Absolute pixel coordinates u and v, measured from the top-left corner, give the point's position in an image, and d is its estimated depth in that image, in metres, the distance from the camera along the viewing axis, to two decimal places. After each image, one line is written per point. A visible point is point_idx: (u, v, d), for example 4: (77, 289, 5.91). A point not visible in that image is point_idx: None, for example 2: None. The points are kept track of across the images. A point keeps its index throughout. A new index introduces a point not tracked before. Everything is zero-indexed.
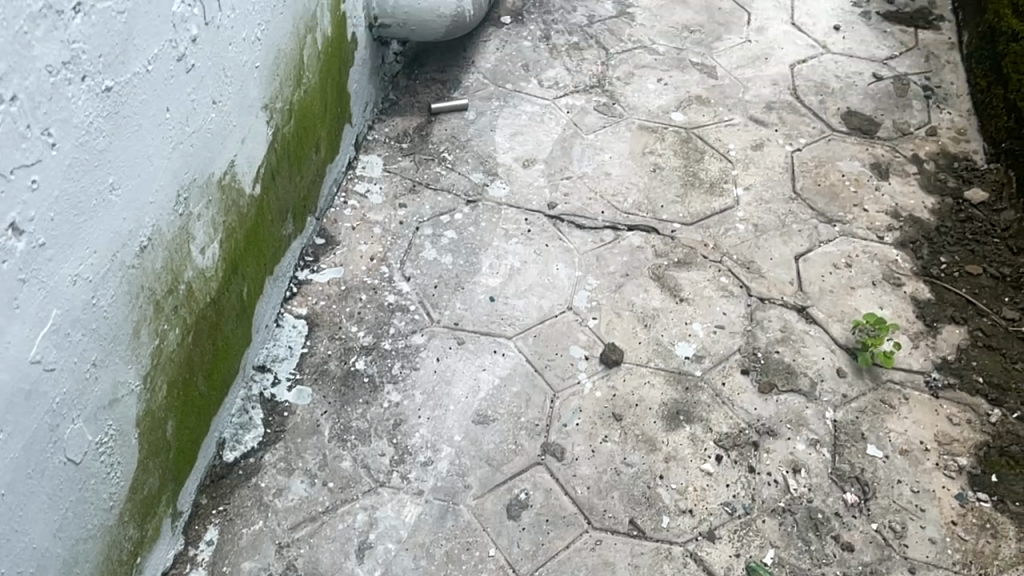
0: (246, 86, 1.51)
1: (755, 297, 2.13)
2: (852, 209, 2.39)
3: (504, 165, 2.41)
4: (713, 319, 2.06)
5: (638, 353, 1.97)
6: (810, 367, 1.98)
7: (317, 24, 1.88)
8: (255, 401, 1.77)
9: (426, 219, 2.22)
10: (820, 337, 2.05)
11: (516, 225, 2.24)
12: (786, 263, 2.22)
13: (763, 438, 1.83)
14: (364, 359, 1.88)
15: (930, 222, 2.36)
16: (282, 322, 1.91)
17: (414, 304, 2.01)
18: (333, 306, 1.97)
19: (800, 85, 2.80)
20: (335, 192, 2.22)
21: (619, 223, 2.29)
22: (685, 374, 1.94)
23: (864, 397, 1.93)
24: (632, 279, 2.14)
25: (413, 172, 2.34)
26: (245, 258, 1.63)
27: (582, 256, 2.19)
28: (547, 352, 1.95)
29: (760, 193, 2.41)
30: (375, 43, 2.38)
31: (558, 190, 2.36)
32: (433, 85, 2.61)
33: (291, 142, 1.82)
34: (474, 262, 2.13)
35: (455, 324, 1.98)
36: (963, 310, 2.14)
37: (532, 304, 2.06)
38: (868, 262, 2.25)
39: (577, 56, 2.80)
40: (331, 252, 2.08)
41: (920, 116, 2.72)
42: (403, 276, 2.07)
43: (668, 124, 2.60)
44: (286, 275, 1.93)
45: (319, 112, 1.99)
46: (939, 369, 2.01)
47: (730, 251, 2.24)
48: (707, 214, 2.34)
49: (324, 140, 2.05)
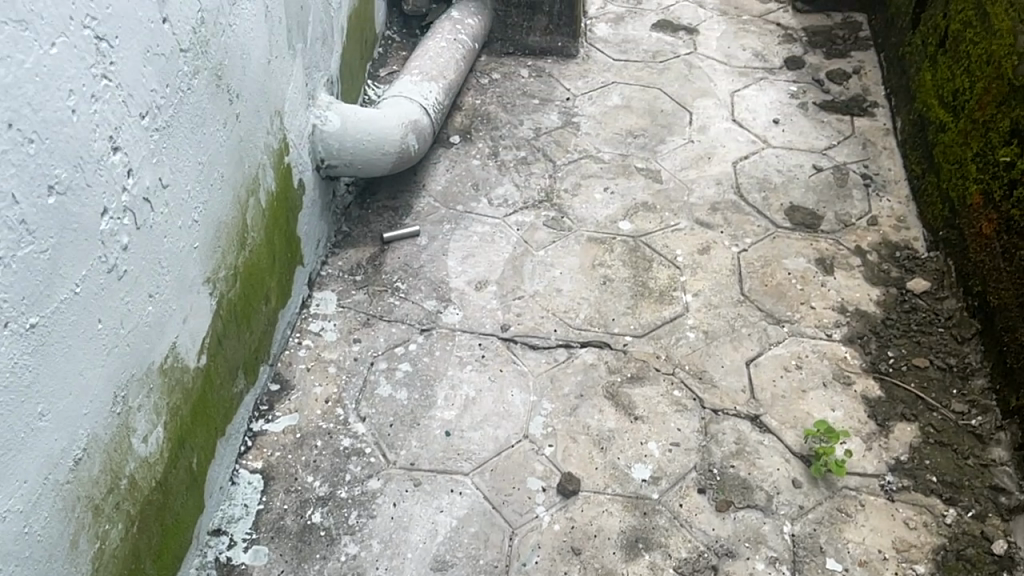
0: (185, 269, 1.55)
1: (709, 409, 2.16)
2: (800, 307, 2.44)
3: (456, 290, 2.46)
4: (668, 436, 2.09)
5: (595, 479, 1.99)
6: (765, 480, 2.00)
7: (260, 185, 1.93)
8: (210, 567, 1.80)
9: (380, 353, 2.26)
10: (774, 447, 2.08)
11: (470, 351, 2.28)
12: (737, 370, 2.26)
13: (722, 561, 1.85)
14: (320, 510, 1.91)
15: (876, 315, 2.41)
16: (238, 478, 1.95)
17: (370, 447, 2.05)
18: (289, 455, 2.01)
19: (743, 183, 2.88)
20: (288, 335, 2.27)
21: (572, 341, 2.33)
22: (643, 497, 1.96)
23: (821, 507, 1.95)
24: (586, 399, 2.17)
25: (366, 305, 2.39)
26: (192, 432, 1.66)
27: (536, 379, 2.22)
28: (504, 487, 1.98)
29: (709, 298, 2.46)
30: (323, 181, 2.44)
31: (511, 310, 2.41)
32: (385, 213, 2.68)
33: (237, 304, 1.85)
34: (429, 395, 2.17)
35: (411, 464, 2.01)
36: (913, 405, 2.17)
37: (488, 435, 2.08)
38: (818, 361, 2.28)
39: (525, 171, 2.89)
40: (286, 398, 2.13)
41: (861, 205, 2.79)
42: (358, 417, 2.11)
43: (616, 234, 2.67)
44: (238, 431, 1.97)
45: (266, 266, 2.03)
46: (894, 471, 2.03)
47: (682, 362, 2.28)
48: (658, 324, 2.38)
49: (273, 291, 2.10)
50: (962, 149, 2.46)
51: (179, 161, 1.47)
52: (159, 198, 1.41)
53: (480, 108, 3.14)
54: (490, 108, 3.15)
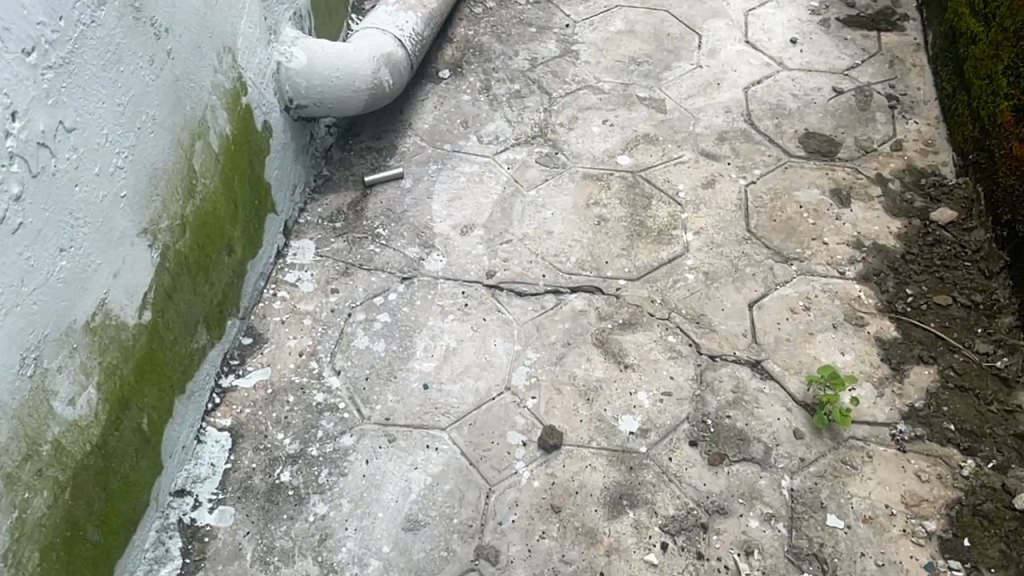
0: (111, 220, 1.44)
1: (705, 356, 2.00)
2: (811, 243, 2.25)
3: (441, 235, 2.32)
4: (660, 387, 1.95)
5: (579, 432, 1.86)
6: (764, 431, 1.85)
7: (209, 128, 1.81)
8: (173, 530, 1.70)
9: (358, 304, 2.14)
10: (775, 395, 1.92)
11: (452, 299, 2.15)
12: (738, 313, 2.09)
13: (713, 518, 1.71)
14: (289, 469, 1.80)
15: (895, 249, 2.21)
16: (205, 437, 1.84)
17: (344, 402, 1.93)
18: (259, 412, 1.90)
19: (754, 109, 2.66)
20: (262, 285, 2.14)
21: (561, 286, 2.18)
22: (630, 451, 1.83)
23: (824, 459, 1.80)
24: (574, 348, 2.04)
25: (346, 253, 2.27)
26: (139, 391, 1.56)
27: (521, 327, 2.09)
28: (482, 442, 1.85)
29: (711, 236, 2.28)
30: (296, 123, 2.31)
31: (498, 255, 2.27)
32: (368, 155, 2.55)
33: (189, 256, 1.74)
34: (408, 347, 2.05)
35: (387, 420, 1.89)
36: (932, 347, 1.99)
37: (467, 387, 1.96)
38: (828, 301, 2.10)
39: (518, 105, 2.71)
40: (258, 352, 2.02)
41: (884, 129, 2.56)
42: (333, 370, 1.99)
43: (614, 169, 2.49)
44: (205, 388, 1.87)
45: (227, 213, 1.91)
46: (907, 419, 1.86)
47: (678, 305, 2.12)
48: (655, 265, 2.22)
49: (237, 240, 1.98)
50: (993, 62, 2.21)
51: (86, 102, 1.35)
52: (62, 142, 1.29)
53: (473, 40, 2.95)
54: (484, 39, 2.95)
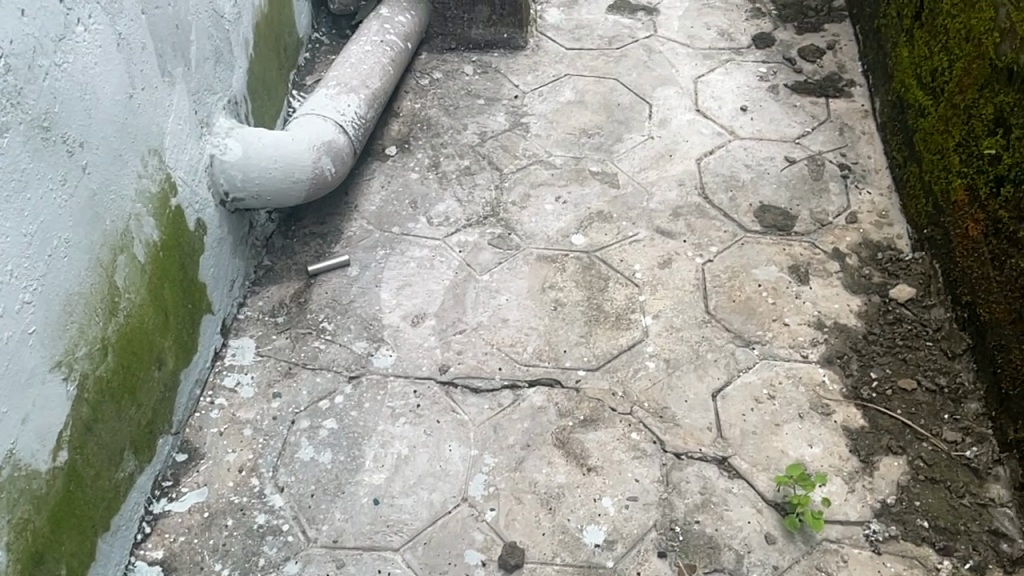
0: (19, 360, 1.31)
1: (670, 454, 1.92)
2: (772, 325, 2.19)
3: (390, 327, 2.21)
4: (624, 491, 1.85)
5: (542, 548, 1.76)
6: (734, 537, 1.76)
7: (133, 238, 1.68)
8: None
9: (303, 409, 2.01)
10: (744, 495, 1.84)
11: (403, 400, 2.04)
12: (702, 405, 2.02)
13: None
14: None
15: (857, 329, 2.16)
16: (133, 572, 1.69)
17: (288, 523, 1.79)
18: (194, 539, 1.75)
19: (708, 181, 2.61)
20: (197, 394, 2.01)
21: (518, 379, 2.08)
22: (596, 566, 1.73)
23: (798, 567, 1.71)
24: (534, 450, 1.93)
25: (289, 352, 2.14)
26: (55, 542, 1.40)
27: (477, 429, 1.98)
28: (438, 563, 1.74)
29: (671, 320, 2.21)
30: (233, 216, 2.19)
31: (451, 347, 2.17)
32: (312, 241, 2.43)
33: (114, 380, 1.60)
34: (357, 457, 1.92)
35: (335, 542, 1.76)
36: (900, 436, 1.92)
37: (421, 500, 1.84)
38: (792, 388, 2.04)
39: (468, 183, 2.63)
40: (194, 471, 1.87)
41: (839, 200, 2.53)
42: (276, 487, 1.85)
43: (568, 250, 2.42)
44: (132, 518, 1.71)
45: (155, 326, 1.77)
46: (880, 517, 1.78)
47: (640, 398, 2.03)
48: (614, 354, 2.13)
49: (169, 351, 1.84)
50: (943, 138, 2.20)
51: None
52: None
53: (420, 114, 2.87)
54: (431, 113, 2.88)
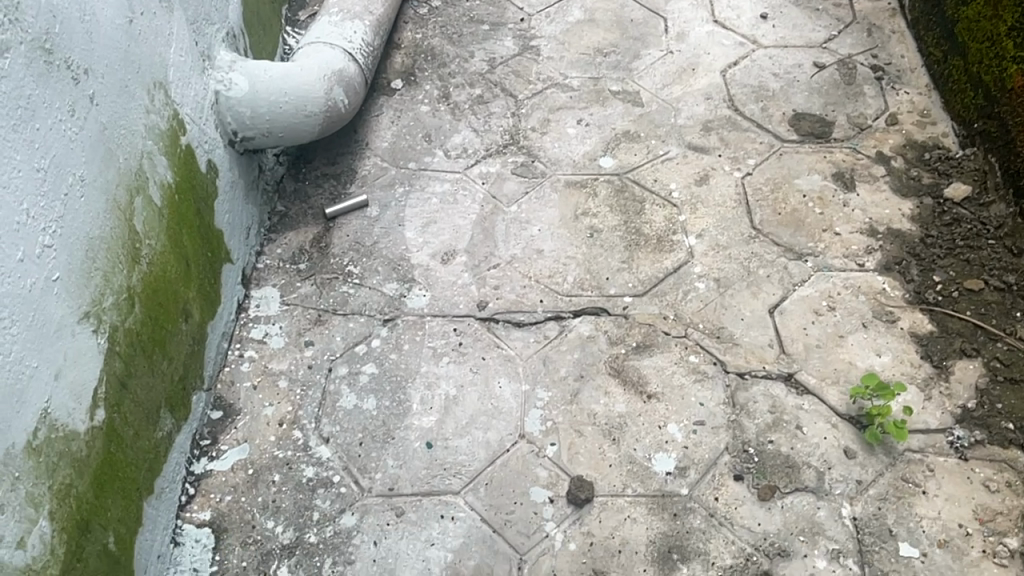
0: (46, 310, 1.19)
1: (733, 374, 1.82)
2: (822, 235, 2.08)
3: (420, 266, 2.08)
4: (690, 415, 1.75)
5: (611, 480, 1.66)
6: (812, 454, 1.67)
7: (147, 179, 1.53)
8: None
9: (339, 356, 1.89)
10: (817, 411, 1.74)
11: (444, 340, 1.92)
12: (760, 322, 1.91)
13: (775, 563, 1.53)
14: (287, 564, 1.56)
15: (913, 233, 2.05)
16: (182, 536, 1.59)
17: (339, 474, 1.68)
18: (242, 498, 1.65)
19: (736, 94, 2.47)
20: (225, 348, 1.88)
21: (562, 310, 1.96)
22: (670, 495, 1.63)
23: (883, 480, 1.63)
24: (589, 382, 1.83)
25: (316, 298, 2.00)
26: (102, 508, 1.29)
27: (527, 364, 1.87)
28: (504, 504, 1.64)
29: (716, 237, 2.09)
30: (243, 158, 2.04)
31: (486, 283, 2.04)
32: (325, 183, 2.28)
33: (142, 333, 1.48)
34: (402, 401, 1.81)
35: (391, 490, 1.66)
36: (973, 338, 1.83)
37: (477, 441, 1.74)
38: (853, 298, 1.93)
39: (483, 112, 2.48)
40: (232, 427, 1.76)
41: (876, 103, 2.40)
42: (321, 438, 1.74)
43: (598, 173, 2.28)
44: (175, 480, 1.60)
45: (178, 275, 1.64)
46: (962, 422, 1.70)
47: (694, 320, 1.93)
48: (661, 277, 2.02)
49: (193, 302, 1.71)
50: (993, 24, 2.08)
51: None
52: None
53: (423, 44, 2.70)
54: (434, 42, 2.71)
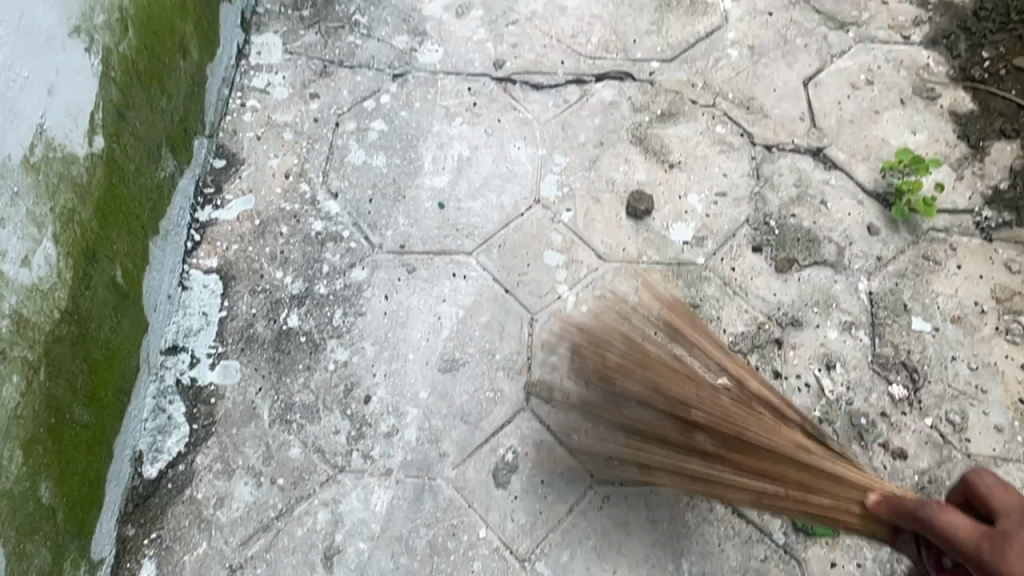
0: (32, 17, 1.08)
1: (760, 147, 1.73)
2: (868, 4, 1.92)
3: (433, 19, 1.92)
4: (712, 187, 1.69)
5: (626, 248, 1.62)
6: (834, 230, 1.63)
7: None
8: (172, 393, 1.46)
9: (346, 110, 1.78)
10: (844, 187, 1.68)
11: (456, 99, 1.81)
12: (793, 95, 1.80)
13: (787, 333, 1.53)
14: (296, 313, 1.55)
15: (966, 5, 1.89)
16: (189, 282, 1.56)
17: (348, 230, 1.64)
18: (249, 248, 1.61)
19: None
20: (225, 96, 1.77)
21: (584, 74, 1.84)
22: (686, 263, 1.60)
23: (903, 258, 1.59)
24: (609, 149, 1.74)
25: (321, 48, 1.86)
26: (107, 239, 1.25)
27: (544, 128, 1.77)
28: (517, 265, 1.61)
29: (754, 2, 1.93)
30: None
31: (503, 40, 1.89)
32: None
33: (138, 63, 1.37)
34: (413, 160, 1.73)
35: (401, 248, 1.63)
36: (1015, 120, 1.74)
37: (490, 203, 1.68)
38: (893, 74, 1.81)
39: None
40: (236, 177, 1.68)
41: None
42: (328, 193, 1.68)
43: None
44: (179, 225, 1.55)
45: (174, 4, 1.50)
46: (991, 203, 1.65)
47: (723, 90, 1.81)
48: (692, 43, 1.88)
49: (191, 38, 1.58)
50: None
51: None
52: None
53: None
54: None
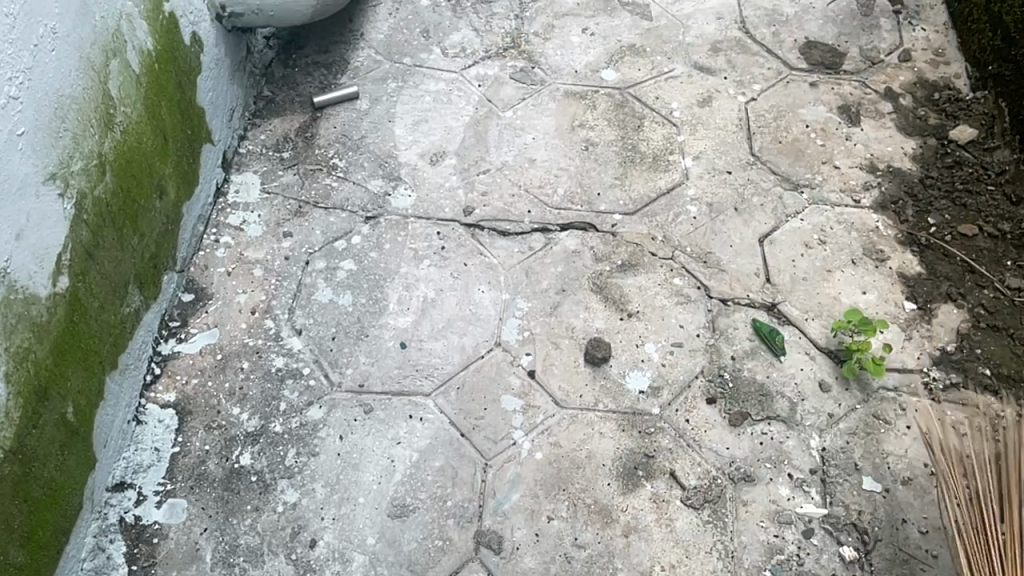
0: (9, 166, 1.14)
1: (716, 300, 1.79)
2: (821, 168, 2.03)
3: (407, 165, 2.01)
4: (669, 336, 1.73)
5: (583, 395, 1.65)
6: (787, 384, 1.66)
7: (126, 42, 1.46)
8: (114, 532, 1.44)
9: (317, 249, 1.84)
10: (796, 342, 1.72)
11: (425, 242, 1.87)
12: (749, 250, 1.87)
13: (739, 488, 1.53)
14: (250, 451, 1.54)
15: (913, 173, 2.01)
16: (145, 416, 1.57)
17: (309, 367, 1.66)
18: (209, 382, 1.62)
19: (749, 16, 2.37)
20: (200, 231, 1.83)
21: (550, 223, 1.92)
22: (641, 412, 1.62)
23: (854, 415, 1.62)
24: (570, 296, 1.80)
25: (298, 188, 1.94)
26: (62, 376, 1.27)
27: (508, 273, 1.83)
28: (473, 408, 1.63)
29: (713, 161, 2.04)
30: (230, 35, 1.95)
31: (474, 188, 1.98)
32: (314, 71, 2.19)
33: (112, 203, 1.42)
34: (379, 300, 1.78)
35: (361, 387, 1.64)
36: (960, 283, 1.81)
37: (452, 345, 1.72)
38: (844, 234, 1.90)
39: (486, 13, 2.37)
40: (203, 311, 1.72)
41: (891, 38, 2.32)
42: (293, 329, 1.71)
43: (599, 85, 2.20)
44: (140, 359, 1.57)
45: (155, 148, 1.58)
46: (939, 364, 1.69)
47: (682, 242, 1.89)
48: (653, 198, 1.97)
49: (169, 178, 1.65)
50: None
51: None
52: None
53: None
54: None
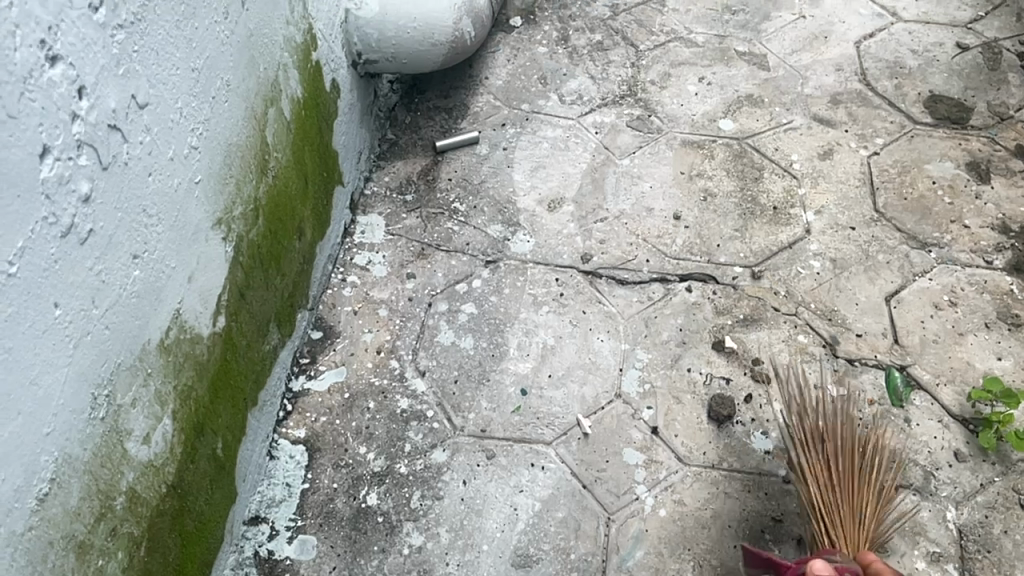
0: (186, 212, 1.19)
1: (842, 360, 1.75)
2: (950, 227, 1.98)
3: (526, 211, 2.03)
4: (795, 396, 1.70)
5: (706, 452, 1.63)
6: (920, 453, 1.61)
7: (280, 92, 1.52)
8: (249, 565, 1.47)
9: (440, 292, 1.87)
10: (928, 409, 1.67)
11: (545, 288, 1.89)
12: (875, 310, 1.83)
13: None
14: (376, 491, 1.57)
15: None
16: (277, 451, 1.61)
17: (432, 410, 1.68)
18: (336, 420, 1.66)
19: (870, 68, 2.34)
20: (329, 270, 1.88)
21: (668, 273, 1.91)
22: (767, 474, 1.59)
23: (992, 489, 1.56)
24: (690, 349, 1.78)
25: (421, 231, 1.98)
26: (215, 413, 1.31)
27: (628, 323, 1.83)
28: (596, 460, 1.62)
29: (836, 216, 2.01)
30: (363, 79, 2.02)
31: (593, 236, 1.99)
32: (435, 116, 2.24)
33: (262, 246, 1.48)
34: (500, 344, 1.79)
35: (483, 432, 1.65)
36: None
37: (573, 394, 1.72)
38: (976, 297, 1.84)
39: (602, 60, 2.40)
40: (331, 349, 1.77)
41: (1021, 93, 2.26)
42: (416, 371, 1.74)
43: (716, 135, 2.20)
44: (275, 395, 1.62)
45: (298, 191, 1.64)
46: None
47: (805, 299, 1.86)
48: (774, 252, 1.95)
49: (308, 220, 1.71)
50: None
51: (160, 70, 1.08)
52: (135, 122, 1.03)
53: None
54: None
